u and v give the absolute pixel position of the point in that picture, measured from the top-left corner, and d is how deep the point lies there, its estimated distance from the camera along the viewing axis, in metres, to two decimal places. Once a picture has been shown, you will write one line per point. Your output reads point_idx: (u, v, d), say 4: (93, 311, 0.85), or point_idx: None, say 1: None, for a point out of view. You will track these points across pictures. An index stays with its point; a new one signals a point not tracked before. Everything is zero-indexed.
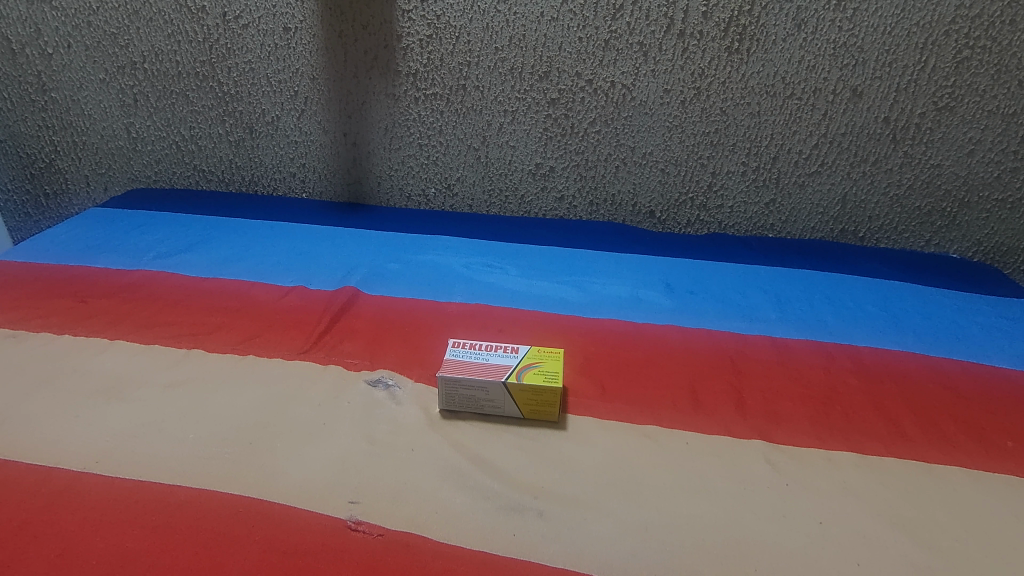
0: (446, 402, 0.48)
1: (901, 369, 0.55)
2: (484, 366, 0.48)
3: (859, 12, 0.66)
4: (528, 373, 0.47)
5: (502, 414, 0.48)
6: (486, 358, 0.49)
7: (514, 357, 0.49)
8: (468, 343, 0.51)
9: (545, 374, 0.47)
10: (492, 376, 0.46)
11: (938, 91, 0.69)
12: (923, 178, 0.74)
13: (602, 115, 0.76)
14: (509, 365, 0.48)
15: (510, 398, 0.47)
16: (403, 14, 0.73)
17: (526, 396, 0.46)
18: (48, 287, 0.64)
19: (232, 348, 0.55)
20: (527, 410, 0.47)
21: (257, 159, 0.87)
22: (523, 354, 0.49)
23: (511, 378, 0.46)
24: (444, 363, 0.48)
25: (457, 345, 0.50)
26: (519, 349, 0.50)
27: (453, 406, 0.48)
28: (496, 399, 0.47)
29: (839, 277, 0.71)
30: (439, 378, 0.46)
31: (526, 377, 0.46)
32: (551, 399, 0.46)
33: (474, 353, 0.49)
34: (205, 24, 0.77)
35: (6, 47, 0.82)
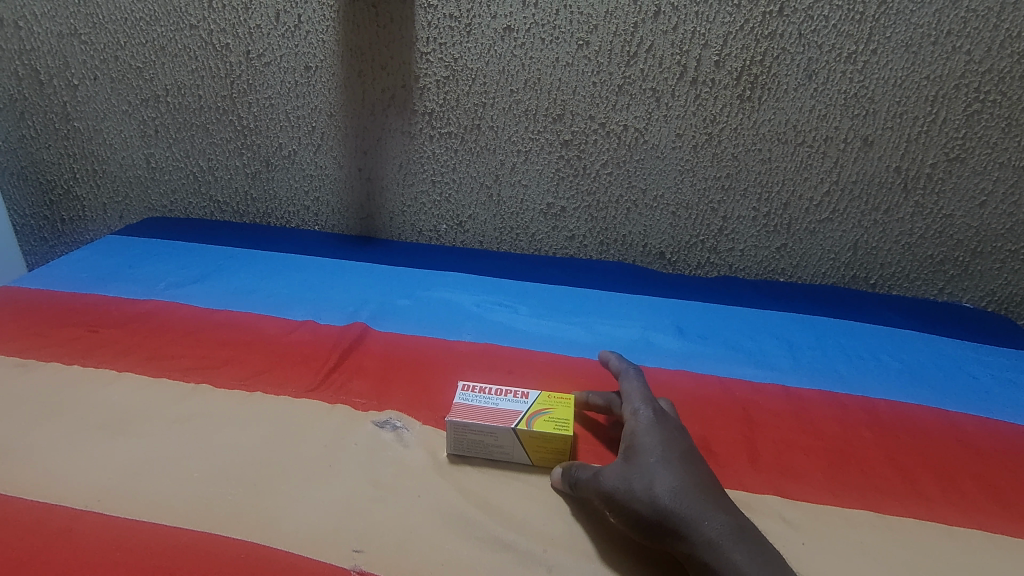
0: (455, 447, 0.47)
1: (917, 423, 0.54)
2: (494, 411, 0.47)
3: (869, 65, 0.67)
4: (538, 421, 0.46)
5: (512, 459, 0.47)
6: (496, 403, 0.48)
7: (524, 402, 0.48)
8: (478, 386, 0.50)
9: (556, 423, 0.46)
10: (503, 423, 0.45)
11: (949, 142, 0.69)
12: (935, 228, 0.74)
13: (614, 157, 0.77)
14: (519, 411, 0.47)
15: (520, 445, 0.46)
16: (421, 56, 0.75)
17: (537, 444, 0.45)
18: (59, 315, 0.65)
19: (240, 384, 0.55)
20: (537, 456, 0.46)
21: (272, 191, 0.88)
22: (534, 398, 0.49)
23: (521, 426, 0.45)
24: (454, 407, 0.47)
25: (467, 388, 0.50)
26: (530, 394, 0.49)
27: (462, 450, 0.47)
28: (506, 445, 0.46)
29: (850, 324, 0.71)
30: (449, 423, 0.46)
31: (536, 425, 0.45)
32: (562, 448, 0.45)
33: (484, 397, 0.49)
34: (229, 61, 0.79)
35: (34, 78, 0.84)
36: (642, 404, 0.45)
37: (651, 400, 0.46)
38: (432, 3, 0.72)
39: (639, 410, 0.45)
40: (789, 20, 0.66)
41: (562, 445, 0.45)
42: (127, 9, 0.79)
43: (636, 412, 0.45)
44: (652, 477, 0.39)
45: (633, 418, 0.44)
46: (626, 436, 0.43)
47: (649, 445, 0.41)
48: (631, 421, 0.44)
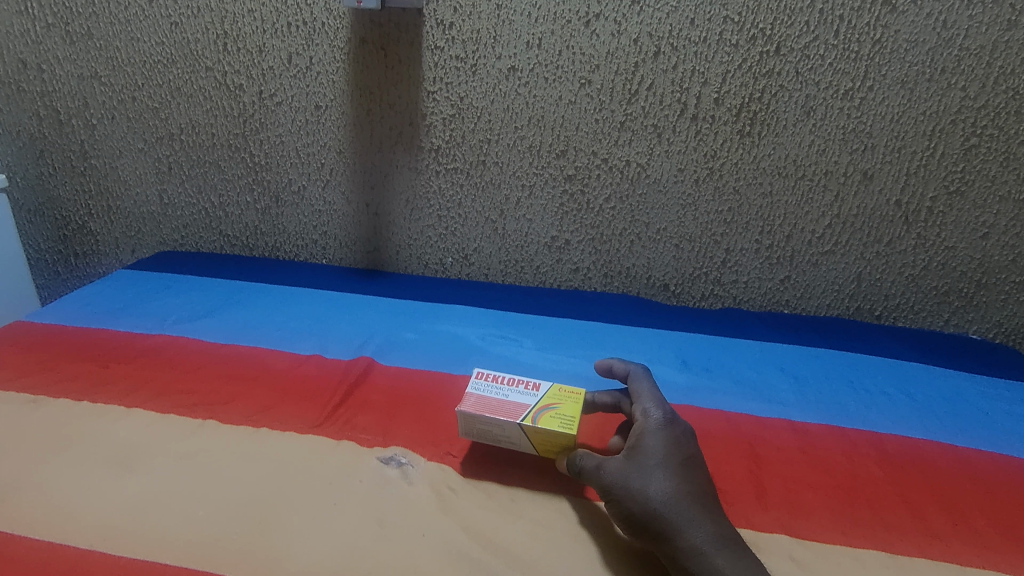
0: (467, 432, 0.50)
1: (926, 458, 0.54)
2: (503, 403, 0.49)
3: (866, 101, 0.68)
4: (544, 416, 0.47)
5: (519, 447, 0.49)
6: (506, 394, 0.50)
7: (534, 395, 0.49)
8: (494, 375, 0.52)
9: (561, 420, 0.47)
10: (509, 417, 0.47)
11: (948, 176, 0.70)
12: (938, 259, 0.74)
13: (617, 192, 0.78)
14: (526, 405, 0.48)
15: (527, 438, 0.48)
16: (428, 95, 0.77)
17: (542, 438, 0.47)
18: (71, 350, 0.65)
19: (246, 420, 0.55)
20: (543, 447, 0.48)
21: (282, 226, 0.90)
22: (543, 391, 0.50)
23: (526, 420, 0.47)
24: (467, 396, 0.50)
25: (483, 377, 0.52)
26: (541, 386, 0.50)
27: (473, 434, 0.50)
28: (513, 437, 0.48)
29: (856, 357, 0.70)
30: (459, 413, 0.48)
31: (541, 422, 0.47)
32: (566, 444, 0.47)
33: (497, 388, 0.50)
34: (242, 101, 0.82)
35: (54, 117, 0.87)
36: (654, 406, 0.47)
37: (663, 403, 0.48)
38: (438, 45, 0.74)
39: (650, 412, 0.47)
40: (787, 59, 0.68)
41: (566, 442, 0.46)
42: (145, 52, 0.82)
43: (647, 412, 0.47)
44: (649, 483, 0.41)
45: (645, 419, 0.46)
46: (634, 436, 0.45)
47: (651, 477, 0.41)
48: (642, 421, 0.46)
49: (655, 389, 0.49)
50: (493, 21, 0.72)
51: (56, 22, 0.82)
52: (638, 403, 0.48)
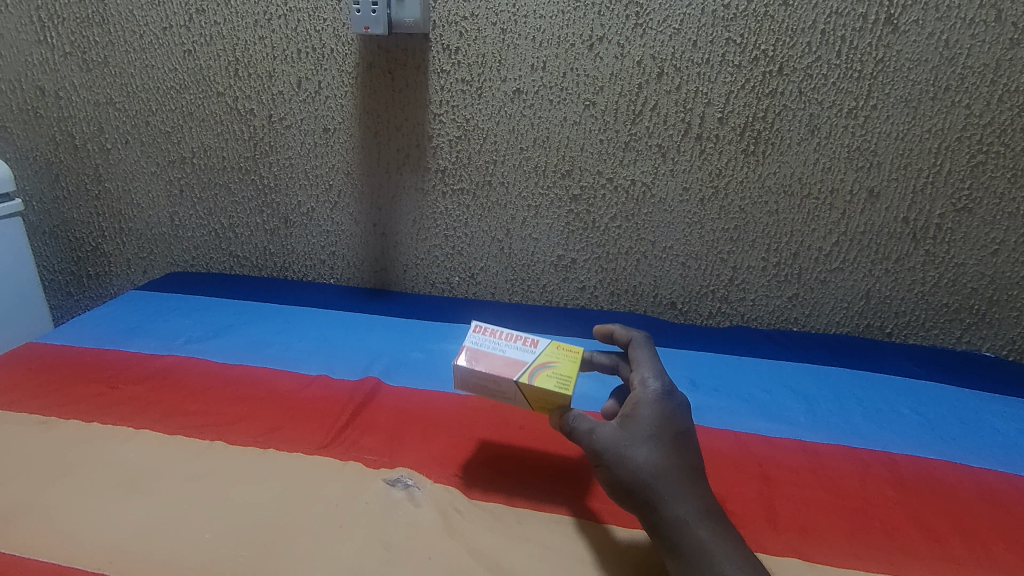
0: (462, 383, 0.50)
1: (941, 480, 0.53)
2: (500, 358, 0.48)
3: (870, 119, 0.69)
4: (541, 374, 0.47)
5: (513, 402, 0.49)
6: (503, 349, 0.49)
7: (532, 352, 0.49)
8: (492, 330, 0.51)
9: (558, 379, 0.47)
10: (506, 373, 0.47)
11: (955, 193, 0.70)
12: (948, 276, 0.74)
13: (622, 211, 0.78)
14: (524, 361, 0.48)
15: (522, 393, 0.48)
16: (435, 117, 0.78)
17: (537, 394, 0.47)
18: (82, 372, 0.66)
19: (254, 441, 0.55)
20: (537, 404, 0.48)
21: (290, 246, 0.91)
22: (541, 349, 0.49)
23: (523, 376, 0.46)
24: (465, 349, 0.49)
25: (481, 331, 0.51)
26: (540, 344, 0.50)
27: (468, 385, 0.50)
28: (508, 392, 0.48)
29: (867, 375, 0.70)
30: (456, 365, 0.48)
31: (538, 380, 0.46)
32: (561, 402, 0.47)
33: (495, 343, 0.50)
34: (252, 124, 0.84)
35: (70, 142, 0.89)
36: (654, 376, 0.46)
37: (662, 374, 0.47)
38: (445, 70, 0.76)
39: (650, 383, 0.46)
40: (789, 79, 0.69)
41: (561, 400, 0.46)
42: (158, 78, 0.84)
43: (646, 381, 0.46)
44: (654, 494, 0.40)
45: (643, 388, 0.45)
46: (631, 403, 0.44)
47: None
48: (640, 390, 0.45)
49: (656, 360, 0.49)
50: (498, 45, 0.73)
51: (73, 51, 0.84)
52: (637, 371, 0.48)
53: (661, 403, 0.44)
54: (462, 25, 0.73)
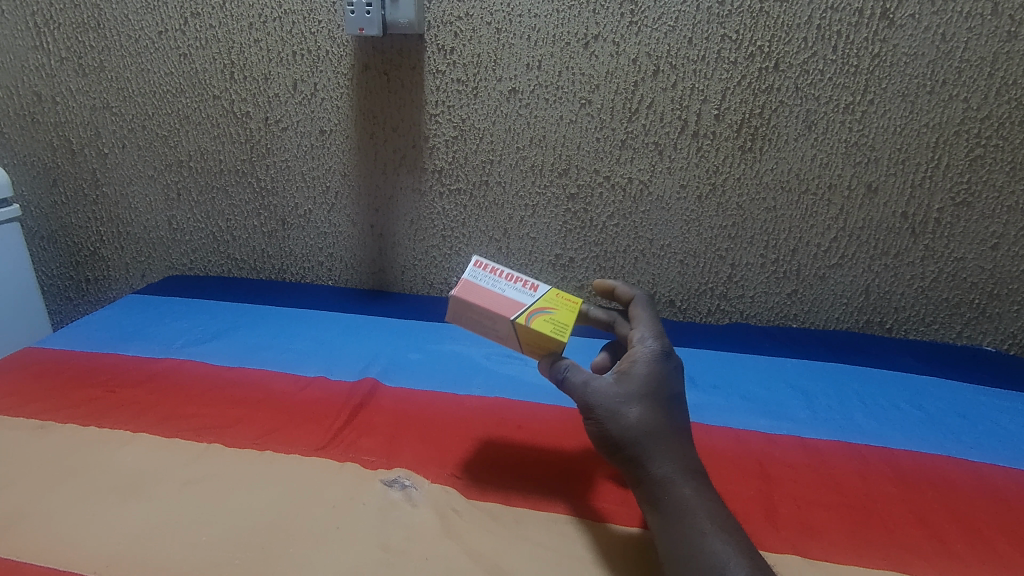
0: (457, 317, 0.50)
1: (942, 476, 0.52)
2: (498, 297, 0.48)
3: (868, 114, 0.68)
4: (539, 319, 0.47)
5: (505, 341, 0.50)
6: (502, 288, 0.49)
7: (530, 295, 0.48)
8: (493, 267, 0.50)
9: (555, 326, 0.46)
10: (503, 314, 0.47)
11: (954, 187, 0.70)
12: (947, 271, 0.73)
13: (619, 209, 0.78)
14: (522, 303, 0.47)
15: (516, 333, 0.48)
16: (431, 118, 0.78)
17: (532, 336, 0.47)
18: (80, 376, 0.66)
19: (251, 444, 0.55)
20: (531, 345, 0.49)
21: (288, 249, 0.91)
22: (541, 293, 0.48)
23: (519, 318, 0.46)
24: (464, 284, 0.49)
25: (482, 267, 0.50)
26: (540, 287, 0.49)
27: (462, 318, 0.50)
28: (502, 331, 0.49)
29: (867, 372, 0.69)
30: (454, 298, 0.48)
31: (535, 324, 0.46)
32: (555, 348, 0.47)
33: (494, 280, 0.49)
34: (249, 127, 0.84)
35: (67, 147, 0.89)
36: (653, 337, 0.49)
37: (660, 334, 0.50)
38: (440, 70, 0.76)
39: (647, 341, 0.48)
40: (785, 75, 0.68)
41: (555, 346, 0.47)
42: (154, 82, 0.84)
43: (644, 341, 0.48)
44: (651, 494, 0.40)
45: (641, 346, 0.48)
46: (629, 360, 0.47)
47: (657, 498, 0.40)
48: (638, 347, 0.48)
49: (654, 319, 0.51)
50: (493, 44, 0.73)
51: (69, 56, 0.84)
52: (637, 331, 0.50)
53: (658, 362, 0.46)
54: (457, 24, 0.73)
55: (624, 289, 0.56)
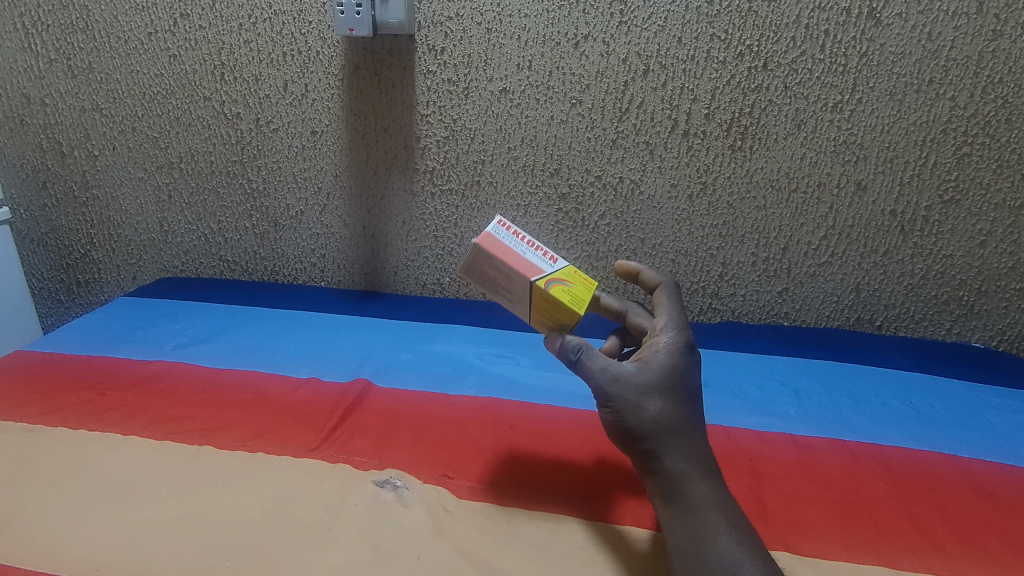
0: (467, 269, 0.48)
1: (931, 471, 0.53)
2: (518, 260, 0.45)
3: (856, 113, 0.69)
4: (559, 288, 0.45)
5: (508, 304, 0.48)
6: (523, 252, 0.46)
7: (551, 265, 0.46)
8: (516, 228, 0.47)
9: (572, 298, 0.45)
10: (524, 276, 0.45)
11: (941, 185, 0.70)
12: (936, 268, 0.74)
13: (611, 209, 0.78)
14: (543, 270, 0.46)
15: (526, 296, 0.46)
16: (422, 118, 0.78)
17: (545, 303, 0.46)
18: (71, 379, 0.66)
19: (243, 445, 0.55)
20: (537, 312, 0.47)
21: (280, 250, 0.90)
22: (560, 266, 0.47)
23: (541, 283, 0.45)
24: (488, 236, 0.46)
25: (505, 225, 0.47)
26: (560, 260, 0.47)
27: (470, 270, 0.48)
28: (512, 294, 0.47)
29: (857, 369, 0.70)
30: (476, 247, 0.45)
31: (554, 292, 0.45)
32: (564, 319, 0.46)
33: (516, 241, 0.47)
34: (240, 128, 0.83)
35: (56, 149, 0.89)
36: (675, 328, 0.49)
37: (683, 324, 0.50)
38: (430, 70, 0.76)
39: (671, 330, 0.49)
40: (774, 74, 0.69)
41: (564, 319, 0.46)
42: (145, 84, 0.84)
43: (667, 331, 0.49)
44: None
45: (665, 335, 0.48)
46: (651, 350, 0.47)
47: None
48: (662, 336, 0.48)
49: (679, 308, 0.52)
50: (484, 44, 0.73)
51: (58, 57, 0.84)
52: (660, 321, 0.50)
53: (680, 353, 0.47)
54: (447, 25, 0.73)
55: (650, 274, 0.56)
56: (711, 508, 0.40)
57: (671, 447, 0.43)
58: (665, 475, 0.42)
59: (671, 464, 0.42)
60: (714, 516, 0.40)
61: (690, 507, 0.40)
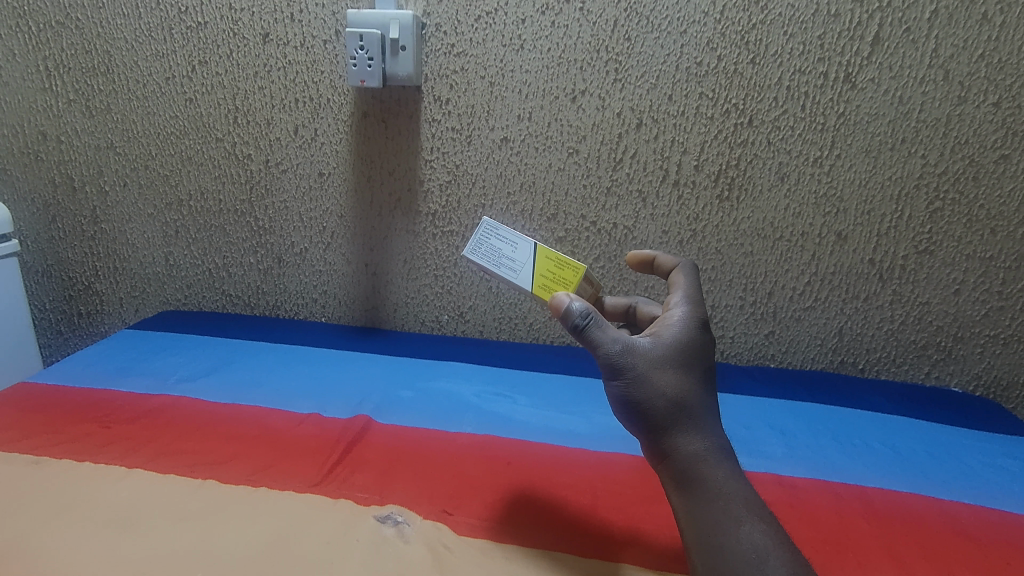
0: (476, 252, 0.56)
1: (913, 512, 0.55)
2: None
3: (835, 168, 0.73)
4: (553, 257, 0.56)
5: (511, 279, 0.55)
6: None
7: None
8: None
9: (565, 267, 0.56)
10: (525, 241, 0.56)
11: (916, 237, 0.74)
12: (914, 315, 0.78)
13: (605, 252, 0.82)
14: None
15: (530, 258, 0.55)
16: (426, 163, 0.82)
17: (544, 265, 0.55)
18: (76, 411, 0.67)
19: (246, 480, 0.56)
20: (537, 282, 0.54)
21: (283, 286, 0.93)
22: None
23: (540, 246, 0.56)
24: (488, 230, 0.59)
25: None
26: None
27: (478, 255, 0.56)
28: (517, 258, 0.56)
29: (842, 411, 0.72)
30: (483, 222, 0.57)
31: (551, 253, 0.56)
32: (561, 280, 0.55)
33: None
34: (250, 169, 0.87)
35: (68, 184, 0.92)
36: (687, 303, 0.51)
37: (698, 300, 0.52)
38: (435, 118, 0.80)
39: (684, 305, 0.51)
40: (759, 130, 0.73)
41: (561, 279, 0.54)
42: (159, 125, 0.87)
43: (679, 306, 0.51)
44: None
45: (680, 310, 0.51)
46: (664, 323, 0.50)
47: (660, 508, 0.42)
48: (676, 311, 0.51)
49: (696, 287, 0.54)
50: (486, 96, 0.78)
51: (77, 98, 0.87)
52: (673, 298, 0.52)
53: (694, 327, 0.49)
54: (452, 78, 0.78)
55: (666, 258, 0.59)
56: (732, 495, 0.42)
57: (685, 429, 0.45)
58: (680, 461, 0.44)
59: (685, 446, 0.44)
60: (735, 504, 0.41)
61: (707, 494, 0.42)
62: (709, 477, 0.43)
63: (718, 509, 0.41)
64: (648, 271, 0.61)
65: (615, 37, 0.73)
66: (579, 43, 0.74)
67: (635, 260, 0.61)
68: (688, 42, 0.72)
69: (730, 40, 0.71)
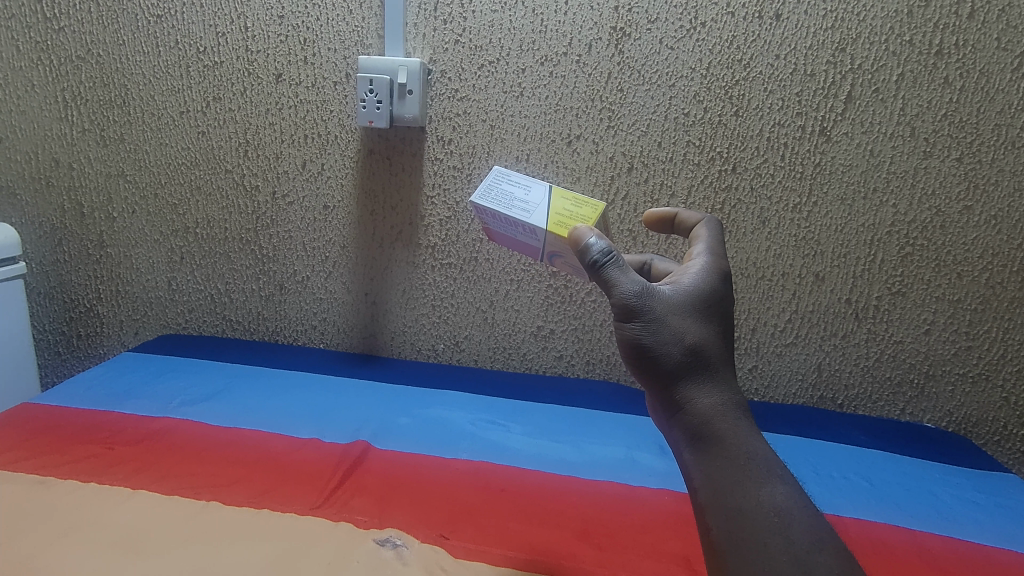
0: (486, 197, 0.54)
1: (887, 543, 0.58)
2: None
3: (813, 214, 0.78)
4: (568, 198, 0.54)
5: (522, 217, 0.52)
6: None
7: None
8: None
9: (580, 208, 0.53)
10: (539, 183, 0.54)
11: (889, 279, 0.79)
12: (889, 353, 0.82)
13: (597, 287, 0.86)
14: None
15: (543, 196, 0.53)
16: (428, 199, 0.86)
17: (559, 205, 0.52)
18: (78, 433, 0.68)
19: (250, 502, 0.58)
20: (551, 220, 0.51)
21: (283, 312, 0.95)
22: None
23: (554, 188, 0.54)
24: None
25: None
26: None
27: (489, 198, 0.54)
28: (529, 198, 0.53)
29: (821, 444, 0.76)
30: (495, 171, 0.56)
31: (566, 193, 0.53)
32: (578, 217, 0.51)
33: None
34: (257, 200, 0.90)
35: (77, 210, 0.94)
36: (709, 253, 0.50)
37: (720, 252, 0.51)
38: (437, 157, 0.84)
39: (706, 256, 0.50)
40: (742, 177, 0.78)
41: (579, 217, 0.51)
42: (171, 156, 0.91)
43: (702, 257, 0.50)
44: None
45: (702, 260, 0.49)
46: (686, 270, 0.48)
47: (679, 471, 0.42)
48: (699, 260, 0.49)
49: (718, 240, 0.52)
50: (487, 138, 0.82)
51: (92, 128, 0.91)
52: (695, 251, 0.51)
53: (716, 275, 0.48)
54: (455, 120, 0.82)
55: (688, 214, 0.57)
56: (751, 454, 0.41)
57: (701, 381, 0.44)
58: (696, 414, 0.43)
59: (703, 401, 0.43)
60: (756, 464, 0.40)
61: (725, 453, 0.41)
62: (725, 434, 0.42)
63: (737, 467, 0.41)
64: (669, 231, 0.59)
65: (609, 88, 0.78)
66: (575, 92, 0.79)
67: (655, 218, 0.59)
68: (677, 94, 0.77)
69: (715, 94, 0.76)
